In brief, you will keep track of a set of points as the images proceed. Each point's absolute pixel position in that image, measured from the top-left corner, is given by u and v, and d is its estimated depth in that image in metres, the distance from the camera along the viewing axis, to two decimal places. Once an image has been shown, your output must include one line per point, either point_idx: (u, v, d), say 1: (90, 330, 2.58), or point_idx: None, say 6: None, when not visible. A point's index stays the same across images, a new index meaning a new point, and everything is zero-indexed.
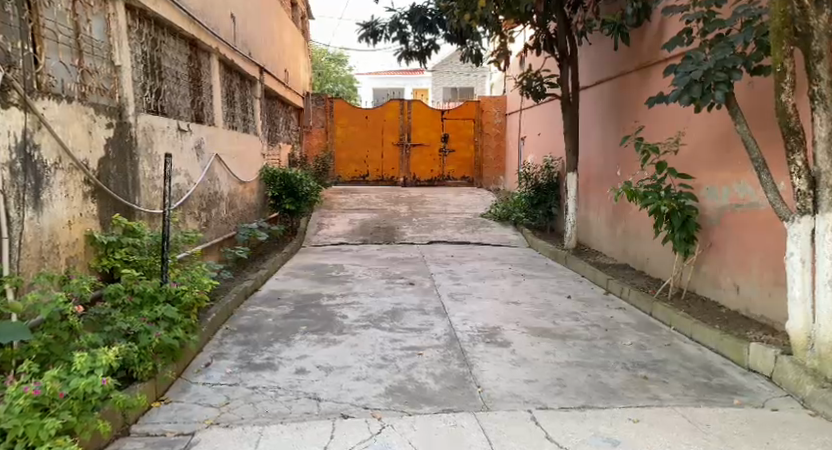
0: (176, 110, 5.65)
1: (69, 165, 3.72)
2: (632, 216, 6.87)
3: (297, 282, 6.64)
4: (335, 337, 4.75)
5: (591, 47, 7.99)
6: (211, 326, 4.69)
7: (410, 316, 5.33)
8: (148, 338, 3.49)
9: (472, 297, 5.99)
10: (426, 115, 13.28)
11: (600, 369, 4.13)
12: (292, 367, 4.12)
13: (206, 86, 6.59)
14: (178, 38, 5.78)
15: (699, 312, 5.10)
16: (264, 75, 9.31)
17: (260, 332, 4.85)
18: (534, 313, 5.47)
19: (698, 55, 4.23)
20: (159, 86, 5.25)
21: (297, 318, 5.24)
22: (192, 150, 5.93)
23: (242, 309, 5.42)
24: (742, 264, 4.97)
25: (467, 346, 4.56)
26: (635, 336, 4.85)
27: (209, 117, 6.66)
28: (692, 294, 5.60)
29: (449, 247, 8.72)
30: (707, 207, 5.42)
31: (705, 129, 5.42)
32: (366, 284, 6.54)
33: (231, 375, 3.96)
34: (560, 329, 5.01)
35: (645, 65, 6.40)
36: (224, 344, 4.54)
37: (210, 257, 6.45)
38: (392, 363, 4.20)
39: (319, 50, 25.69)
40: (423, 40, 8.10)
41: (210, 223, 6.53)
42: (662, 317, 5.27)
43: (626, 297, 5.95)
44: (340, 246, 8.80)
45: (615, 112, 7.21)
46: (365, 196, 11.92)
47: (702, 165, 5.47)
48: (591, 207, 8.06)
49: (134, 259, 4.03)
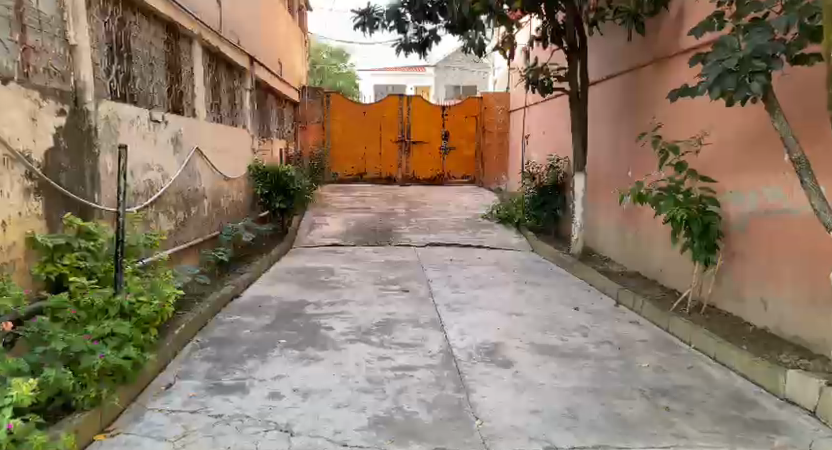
0: (148, 99, 5.14)
1: (5, 155, 3.26)
2: (645, 219, 6.36)
3: (283, 287, 6.14)
4: (317, 353, 4.24)
5: (603, 38, 7.43)
6: (178, 340, 4.19)
7: (402, 328, 4.83)
8: (91, 360, 2.99)
9: (471, 307, 5.49)
10: (426, 111, 12.79)
11: (615, 397, 3.63)
12: (265, 390, 3.62)
13: (187, 74, 6.09)
14: (154, 21, 5.27)
15: (722, 330, 4.60)
16: (255, 66, 8.83)
17: (234, 347, 4.35)
18: (539, 327, 4.98)
19: (732, 40, 3.72)
20: (128, 71, 4.76)
21: (277, 330, 4.74)
22: (167, 143, 5.43)
23: (217, 319, 4.92)
24: (773, 276, 4.46)
25: (465, 366, 4.06)
26: (652, 356, 4.34)
27: (189, 107, 6.15)
28: (713, 309, 5.09)
29: (447, 250, 8.20)
30: (731, 212, 4.91)
31: (730, 126, 4.90)
32: (357, 290, 6.04)
33: (193, 400, 3.46)
34: (567, 347, 4.51)
35: (665, 56, 5.86)
36: (192, 361, 4.05)
37: (187, 259, 5.94)
38: (379, 387, 3.70)
39: (319, 45, 25.17)
40: (422, 31, 7.59)
41: (188, 223, 6.02)
42: (681, 334, 4.75)
43: (640, 310, 5.43)
44: (333, 248, 8.29)
45: (628, 108, 6.69)
46: (361, 195, 11.41)
47: (726, 166, 4.96)
48: (599, 209, 7.56)
49: (86, 265, 3.56)
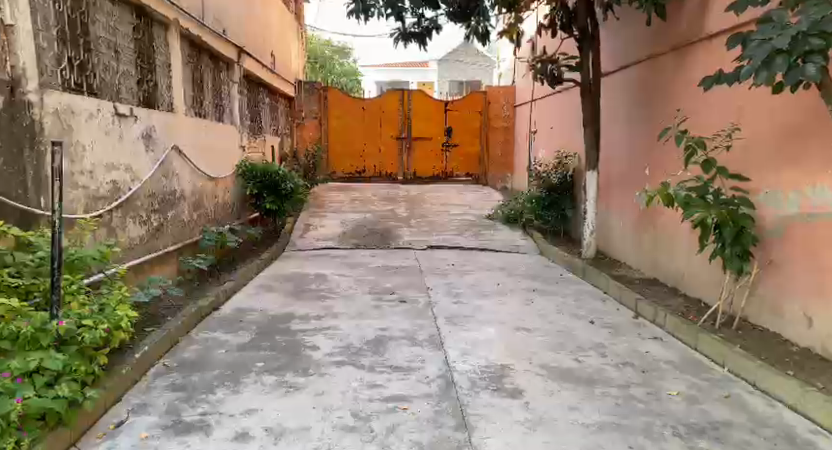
0: (113, 90, 4.59)
1: None
2: (664, 220, 5.81)
3: (268, 297, 5.60)
4: (297, 381, 3.70)
5: (618, 23, 6.81)
6: (138, 365, 3.66)
7: (396, 348, 4.29)
8: (7, 405, 2.55)
9: (474, 321, 4.93)
10: (427, 106, 12.21)
11: (644, 438, 3.11)
12: (232, 430, 3.12)
13: (162, 63, 5.53)
14: (119, 3, 4.72)
15: (759, 349, 4.05)
16: (245, 58, 8.26)
17: (203, 372, 3.81)
18: (552, 345, 4.42)
19: (782, 16, 3.14)
20: (88, 60, 4.23)
21: (255, 350, 4.20)
22: (137, 141, 4.89)
23: (190, 338, 4.38)
24: (820, 288, 3.89)
25: (466, 396, 3.52)
26: (681, 381, 3.79)
27: (165, 101, 5.57)
28: (746, 322, 4.53)
29: (448, 254, 7.64)
30: (766, 215, 4.36)
31: (768, 115, 4.32)
32: (349, 301, 5.49)
33: (144, 444, 2.97)
34: (585, 370, 3.97)
35: (690, 41, 5.26)
36: (152, 390, 3.51)
37: (161, 269, 5.37)
38: (365, 425, 3.19)
39: (321, 41, 24.56)
40: (422, 19, 7.02)
41: (164, 228, 5.49)
42: (713, 354, 4.18)
43: (663, 324, 4.87)
44: (327, 251, 7.75)
45: (646, 99, 6.10)
46: (360, 195, 10.87)
47: (762, 161, 4.40)
48: (612, 209, 6.99)
49: (19, 283, 3.05)
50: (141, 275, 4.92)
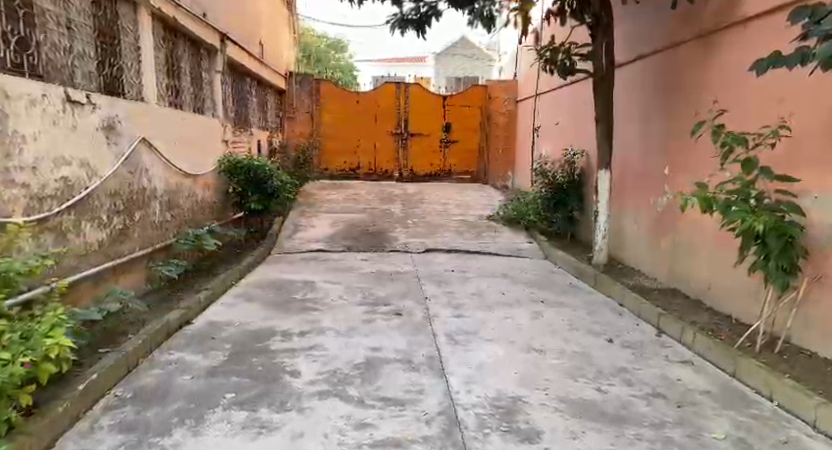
0: (66, 73, 3.98)
1: None
2: (686, 225, 5.20)
3: (248, 309, 4.99)
4: (274, 417, 3.13)
5: (637, 8, 6.19)
6: (81, 399, 3.09)
7: (390, 373, 3.70)
8: None
9: (479, 339, 4.34)
10: (425, 100, 11.62)
11: None
12: None
13: (130, 47, 4.91)
14: None
15: (811, 381, 3.49)
16: (229, 45, 7.62)
17: (162, 405, 3.22)
18: (571, 370, 3.84)
19: None
20: (34, 38, 3.70)
21: (227, 376, 3.61)
22: (96, 131, 4.28)
23: (152, 361, 3.79)
24: None
25: (472, 441, 2.97)
26: (725, 421, 3.24)
27: (132, 89, 4.94)
28: (789, 344, 3.96)
29: (447, 258, 7.03)
30: (816, 223, 3.78)
31: (821, 104, 3.75)
32: (338, 313, 4.89)
33: None
34: (610, 403, 3.39)
35: (720, 25, 4.66)
36: (96, 433, 2.94)
37: (126, 277, 4.76)
38: None
39: (318, 35, 23.88)
40: (421, 5, 6.39)
41: (131, 230, 4.88)
42: (758, 383, 3.61)
43: (690, 344, 4.28)
44: (317, 254, 7.14)
45: (666, 92, 5.51)
46: (353, 193, 10.25)
47: (811, 161, 3.83)
48: (626, 211, 6.39)
49: None
50: (98, 285, 4.31)
